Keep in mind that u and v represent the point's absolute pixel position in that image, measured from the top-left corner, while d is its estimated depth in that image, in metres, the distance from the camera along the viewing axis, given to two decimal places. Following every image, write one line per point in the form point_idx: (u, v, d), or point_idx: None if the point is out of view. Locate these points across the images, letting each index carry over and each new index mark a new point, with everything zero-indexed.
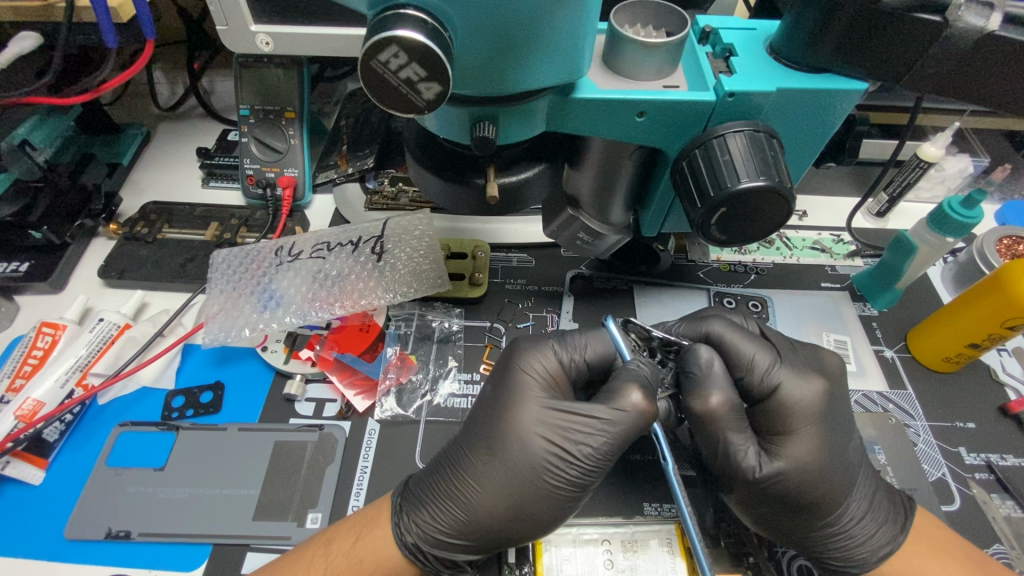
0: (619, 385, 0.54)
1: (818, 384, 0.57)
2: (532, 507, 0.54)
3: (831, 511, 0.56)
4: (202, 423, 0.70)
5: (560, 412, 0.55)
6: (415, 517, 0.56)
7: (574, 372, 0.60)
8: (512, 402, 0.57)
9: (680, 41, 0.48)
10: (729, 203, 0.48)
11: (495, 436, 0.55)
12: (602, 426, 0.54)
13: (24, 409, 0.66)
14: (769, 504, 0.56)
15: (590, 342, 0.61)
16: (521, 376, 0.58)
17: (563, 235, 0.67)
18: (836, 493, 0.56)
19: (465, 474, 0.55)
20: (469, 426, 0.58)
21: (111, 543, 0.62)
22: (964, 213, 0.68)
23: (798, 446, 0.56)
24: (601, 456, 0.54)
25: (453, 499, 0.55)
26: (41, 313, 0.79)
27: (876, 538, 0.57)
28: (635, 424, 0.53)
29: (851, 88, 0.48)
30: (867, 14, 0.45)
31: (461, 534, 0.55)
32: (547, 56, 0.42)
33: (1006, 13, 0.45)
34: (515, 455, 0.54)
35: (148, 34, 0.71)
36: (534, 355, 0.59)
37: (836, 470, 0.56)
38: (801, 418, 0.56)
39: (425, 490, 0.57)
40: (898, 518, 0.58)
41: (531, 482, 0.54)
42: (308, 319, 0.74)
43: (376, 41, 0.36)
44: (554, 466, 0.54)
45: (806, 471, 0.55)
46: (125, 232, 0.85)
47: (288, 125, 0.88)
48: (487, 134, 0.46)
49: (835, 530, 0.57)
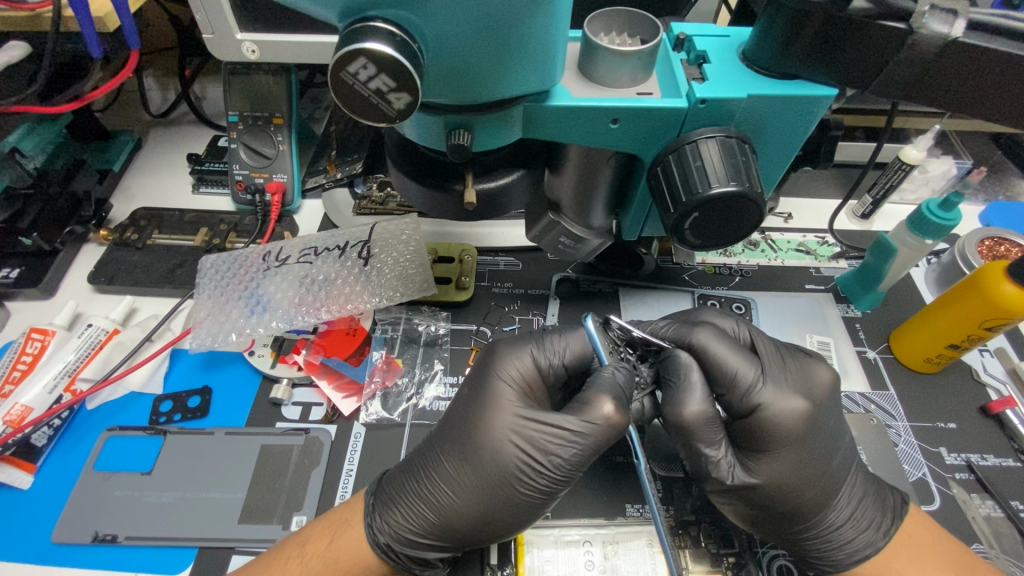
0: (593, 396, 0.55)
1: (799, 404, 0.57)
2: (502, 510, 0.54)
3: (808, 517, 0.57)
4: (189, 428, 0.71)
5: (534, 423, 0.56)
6: (387, 516, 0.57)
7: (550, 377, 0.61)
8: (486, 407, 0.57)
9: (653, 49, 0.49)
10: (701, 208, 0.49)
11: (468, 439, 0.56)
12: (574, 436, 0.54)
13: (12, 415, 0.67)
14: (745, 512, 0.58)
15: (569, 344, 0.62)
16: (496, 381, 0.58)
17: (545, 239, 0.68)
18: (814, 504, 0.57)
19: (437, 476, 0.56)
20: (444, 428, 0.59)
21: (98, 547, 0.63)
22: (942, 215, 0.69)
23: (774, 464, 0.56)
24: (571, 464, 0.54)
25: (425, 500, 0.56)
26: (32, 319, 0.80)
27: (853, 546, 0.57)
28: (605, 434, 0.54)
29: (820, 95, 0.49)
30: (835, 22, 0.46)
31: (431, 534, 0.56)
32: (518, 64, 0.43)
33: (970, 20, 0.46)
34: (487, 459, 0.55)
35: (134, 43, 0.71)
36: (510, 358, 0.60)
37: (813, 484, 0.57)
38: (782, 436, 0.56)
39: (399, 490, 0.58)
40: (876, 519, 0.58)
41: (501, 487, 0.54)
42: (295, 324, 0.75)
43: (345, 53, 0.37)
44: (525, 472, 0.55)
45: (782, 484, 0.56)
46: (115, 238, 0.86)
47: (277, 131, 0.89)
48: (462, 141, 0.46)
49: (814, 539, 0.57)
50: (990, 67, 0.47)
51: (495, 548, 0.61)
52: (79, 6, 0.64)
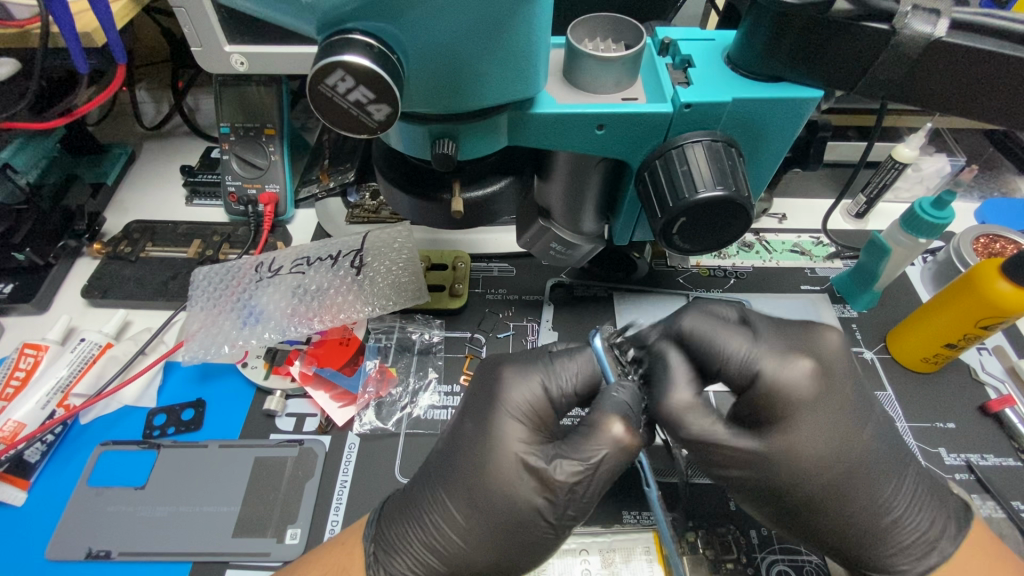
0: (602, 419, 0.53)
1: (802, 366, 0.53)
2: (514, 553, 0.54)
3: (862, 515, 0.53)
4: (183, 441, 0.70)
5: (547, 465, 0.54)
6: (388, 565, 0.56)
7: (560, 405, 0.58)
8: (495, 450, 0.55)
9: (636, 54, 0.49)
10: (689, 212, 0.48)
11: (476, 487, 0.54)
12: (591, 476, 0.53)
13: (5, 431, 0.67)
14: (764, 504, 0.55)
15: (576, 368, 0.59)
16: (505, 418, 0.56)
17: (536, 246, 0.67)
18: (843, 499, 0.53)
19: (444, 524, 0.55)
20: (446, 470, 0.57)
21: (91, 563, 0.62)
22: (936, 214, 0.69)
23: (802, 452, 0.52)
24: (588, 500, 0.53)
25: (431, 546, 0.55)
26: (25, 334, 0.80)
27: (896, 548, 0.54)
28: (617, 458, 0.53)
29: (807, 96, 0.49)
30: (818, 24, 0.46)
31: None
32: (499, 73, 0.43)
33: (952, 19, 0.46)
34: (497, 505, 0.53)
35: (120, 59, 0.71)
36: (518, 386, 0.58)
37: (836, 472, 0.52)
38: (794, 412, 0.53)
39: (399, 537, 0.56)
40: (921, 547, 0.54)
41: (516, 533, 0.53)
42: (287, 334, 0.75)
43: (323, 66, 0.37)
44: (541, 516, 0.53)
45: (820, 477, 0.52)
46: (109, 251, 0.85)
47: (269, 142, 0.89)
48: (447, 151, 0.46)
49: (847, 534, 0.54)
50: (977, 65, 0.47)
51: None
52: (66, 26, 0.64)
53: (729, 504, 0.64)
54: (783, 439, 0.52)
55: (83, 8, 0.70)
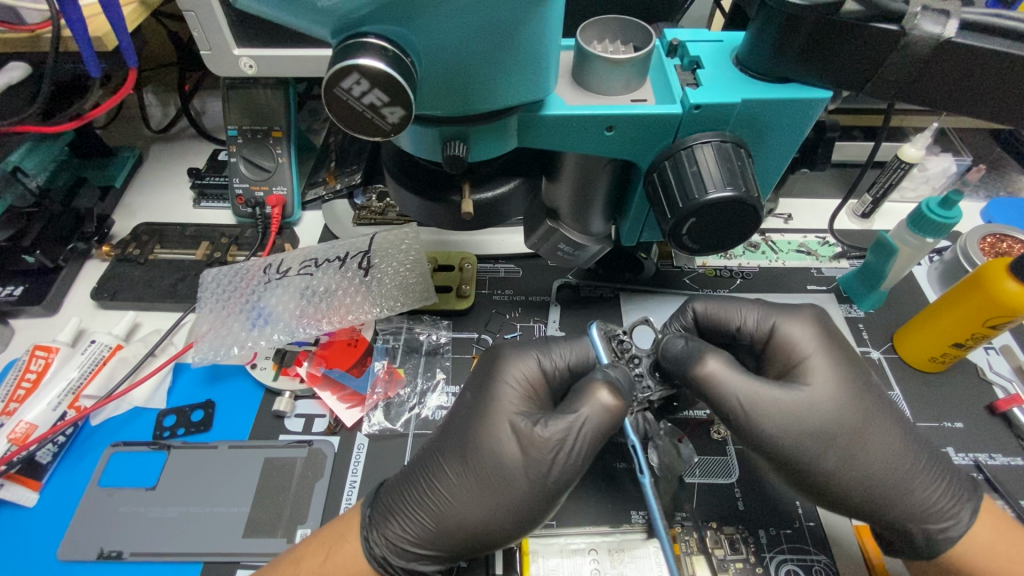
0: (589, 385, 0.56)
1: (807, 317, 0.62)
2: (503, 516, 0.54)
3: (895, 458, 0.56)
4: (193, 442, 0.71)
5: (535, 422, 0.56)
6: (384, 527, 0.56)
7: (555, 380, 0.62)
8: (489, 409, 0.57)
9: (646, 56, 0.49)
10: (698, 213, 0.49)
11: (469, 444, 0.56)
12: (575, 433, 0.54)
13: (17, 432, 0.67)
14: (804, 466, 0.55)
15: (571, 349, 0.63)
16: (499, 382, 0.59)
17: (544, 246, 0.67)
18: (871, 449, 0.56)
19: (437, 482, 0.56)
20: (445, 435, 0.59)
21: (103, 563, 0.63)
22: (943, 214, 0.69)
23: (830, 395, 0.57)
24: (575, 461, 0.54)
25: (423, 506, 0.56)
26: (36, 336, 0.80)
27: (925, 502, 0.55)
28: (601, 419, 0.54)
29: (816, 96, 0.49)
30: (827, 25, 0.46)
31: (429, 543, 0.55)
32: (510, 76, 0.43)
33: (962, 20, 0.46)
34: (488, 463, 0.55)
35: (131, 63, 0.72)
36: (516, 359, 0.61)
37: (860, 418, 0.57)
38: (812, 357, 0.59)
39: (397, 500, 0.57)
40: (949, 500, 0.56)
41: (503, 492, 0.54)
42: (296, 336, 0.75)
43: (338, 69, 0.37)
44: (526, 473, 0.54)
45: (852, 418, 0.56)
46: (118, 253, 0.86)
47: (276, 144, 0.90)
48: (457, 152, 0.47)
49: (880, 489, 0.55)
50: (986, 64, 0.47)
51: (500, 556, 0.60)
52: (77, 26, 0.64)
53: (737, 504, 0.64)
54: (810, 388, 0.57)
55: (94, 13, 0.71)
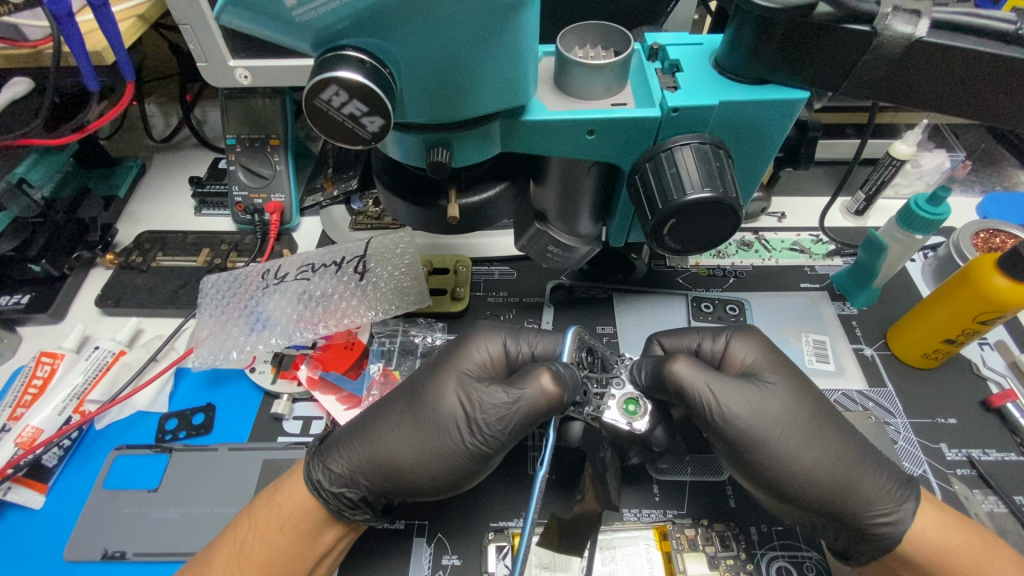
0: (535, 368, 0.57)
1: (757, 334, 0.65)
2: (427, 457, 0.57)
3: (847, 462, 0.56)
4: (194, 444, 0.72)
5: (480, 384, 0.59)
6: (326, 457, 0.59)
7: (518, 363, 0.65)
8: (446, 363, 0.61)
9: (625, 61, 0.50)
10: (677, 214, 0.50)
11: (419, 391, 0.60)
12: (508, 402, 0.56)
13: (24, 437, 0.70)
14: (765, 456, 0.55)
15: (540, 339, 0.66)
16: (462, 347, 0.63)
17: (534, 249, 0.68)
18: (824, 440, 0.57)
19: (381, 420, 0.60)
20: (404, 386, 0.62)
21: (107, 563, 0.65)
22: (930, 211, 0.69)
23: (780, 395, 0.58)
24: (503, 431, 0.56)
25: (365, 440, 0.59)
26: (42, 343, 0.82)
27: (877, 488, 0.56)
28: (539, 401, 0.55)
29: (792, 97, 0.50)
30: (801, 26, 0.47)
31: (361, 474, 0.58)
32: (488, 84, 0.44)
33: (934, 19, 0.47)
34: (428, 409, 0.58)
35: (129, 76, 0.74)
36: (486, 337, 0.65)
37: (813, 414, 0.58)
38: (769, 367, 0.61)
39: (345, 434, 0.60)
40: (900, 486, 0.57)
41: (436, 437, 0.57)
42: (294, 339, 0.77)
43: (318, 81, 0.39)
44: (461, 425, 0.57)
45: (803, 417, 0.57)
46: (121, 261, 0.88)
47: (274, 152, 0.91)
48: (440, 158, 0.48)
49: (827, 492, 0.55)
50: (959, 63, 0.47)
51: (492, 554, 0.61)
52: (75, 42, 0.66)
53: (728, 501, 0.65)
54: (769, 384, 0.59)
55: (93, 28, 0.73)
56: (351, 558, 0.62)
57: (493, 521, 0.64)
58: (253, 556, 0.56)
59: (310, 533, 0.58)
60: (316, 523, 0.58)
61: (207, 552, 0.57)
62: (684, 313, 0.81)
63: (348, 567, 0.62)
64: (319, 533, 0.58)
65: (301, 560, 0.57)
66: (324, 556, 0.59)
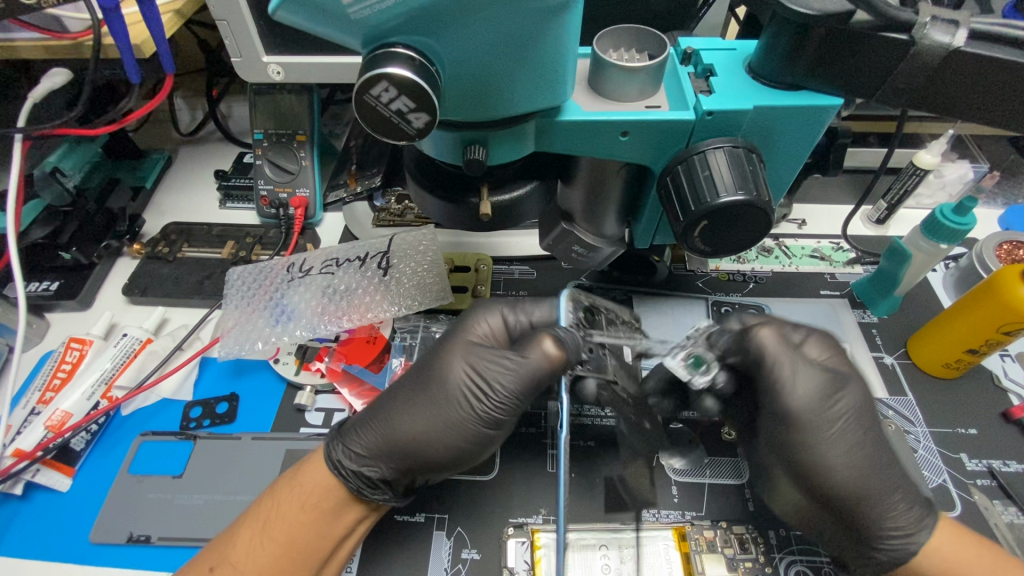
0: (538, 333, 0.57)
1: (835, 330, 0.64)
2: (437, 427, 0.57)
3: (887, 472, 0.55)
4: (218, 432, 0.73)
5: (481, 353, 0.59)
6: (344, 437, 0.60)
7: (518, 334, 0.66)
8: (450, 339, 0.62)
9: (661, 64, 0.51)
10: (710, 216, 0.50)
11: (426, 367, 0.61)
12: (509, 367, 0.56)
13: (53, 420, 0.71)
14: (804, 441, 0.55)
15: (538, 308, 0.66)
16: (464, 322, 0.64)
17: (559, 248, 0.69)
18: (868, 448, 0.55)
19: (394, 399, 0.60)
20: (412, 365, 0.63)
21: (132, 546, 0.66)
22: (956, 220, 0.70)
23: (852, 395, 0.57)
24: (510, 396, 0.56)
25: (380, 418, 0.60)
26: (70, 328, 0.84)
27: (900, 503, 0.54)
28: (541, 365, 0.55)
29: (828, 104, 0.50)
30: (838, 33, 0.47)
31: (378, 451, 0.58)
32: (529, 84, 0.45)
33: (971, 29, 0.47)
34: (436, 383, 0.59)
35: (169, 69, 0.75)
36: (486, 310, 0.65)
37: (871, 419, 0.56)
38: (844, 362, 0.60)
39: (364, 415, 0.61)
40: (921, 505, 0.55)
41: (444, 407, 0.58)
42: (317, 332, 0.78)
43: (369, 77, 0.39)
44: (467, 395, 0.58)
45: (866, 419, 0.56)
46: (147, 251, 0.90)
47: (300, 148, 0.92)
48: (477, 156, 0.49)
49: (854, 496, 0.54)
50: (995, 74, 0.48)
51: (510, 549, 0.62)
52: (119, 34, 0.68)
53: (747, 505, 0.65)
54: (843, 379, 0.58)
55: (135, 21, 0.74)
56: (371, 547, 0.63)
57: (513, 517, 0.65)
58: (276, 534, 0.56)
59: (332, 511, 0.58)
60: (337, 504, 0.58)
61: (233, 527, 0.58)
62: (705, 317, 0.81)
63: (368, 557, 0.62)
64: (340, 515, 0.59)
65: (324, 540, 0.57)
66: (346, 536, 0.59)
